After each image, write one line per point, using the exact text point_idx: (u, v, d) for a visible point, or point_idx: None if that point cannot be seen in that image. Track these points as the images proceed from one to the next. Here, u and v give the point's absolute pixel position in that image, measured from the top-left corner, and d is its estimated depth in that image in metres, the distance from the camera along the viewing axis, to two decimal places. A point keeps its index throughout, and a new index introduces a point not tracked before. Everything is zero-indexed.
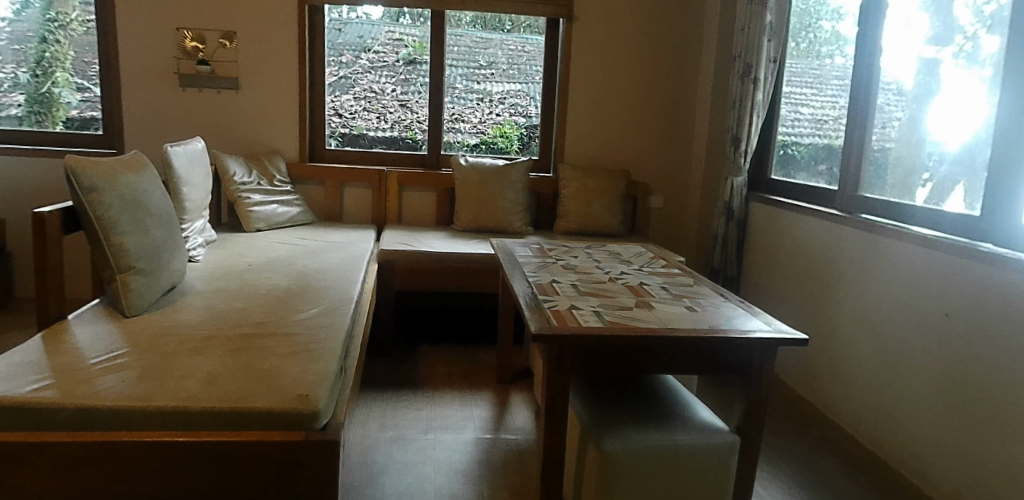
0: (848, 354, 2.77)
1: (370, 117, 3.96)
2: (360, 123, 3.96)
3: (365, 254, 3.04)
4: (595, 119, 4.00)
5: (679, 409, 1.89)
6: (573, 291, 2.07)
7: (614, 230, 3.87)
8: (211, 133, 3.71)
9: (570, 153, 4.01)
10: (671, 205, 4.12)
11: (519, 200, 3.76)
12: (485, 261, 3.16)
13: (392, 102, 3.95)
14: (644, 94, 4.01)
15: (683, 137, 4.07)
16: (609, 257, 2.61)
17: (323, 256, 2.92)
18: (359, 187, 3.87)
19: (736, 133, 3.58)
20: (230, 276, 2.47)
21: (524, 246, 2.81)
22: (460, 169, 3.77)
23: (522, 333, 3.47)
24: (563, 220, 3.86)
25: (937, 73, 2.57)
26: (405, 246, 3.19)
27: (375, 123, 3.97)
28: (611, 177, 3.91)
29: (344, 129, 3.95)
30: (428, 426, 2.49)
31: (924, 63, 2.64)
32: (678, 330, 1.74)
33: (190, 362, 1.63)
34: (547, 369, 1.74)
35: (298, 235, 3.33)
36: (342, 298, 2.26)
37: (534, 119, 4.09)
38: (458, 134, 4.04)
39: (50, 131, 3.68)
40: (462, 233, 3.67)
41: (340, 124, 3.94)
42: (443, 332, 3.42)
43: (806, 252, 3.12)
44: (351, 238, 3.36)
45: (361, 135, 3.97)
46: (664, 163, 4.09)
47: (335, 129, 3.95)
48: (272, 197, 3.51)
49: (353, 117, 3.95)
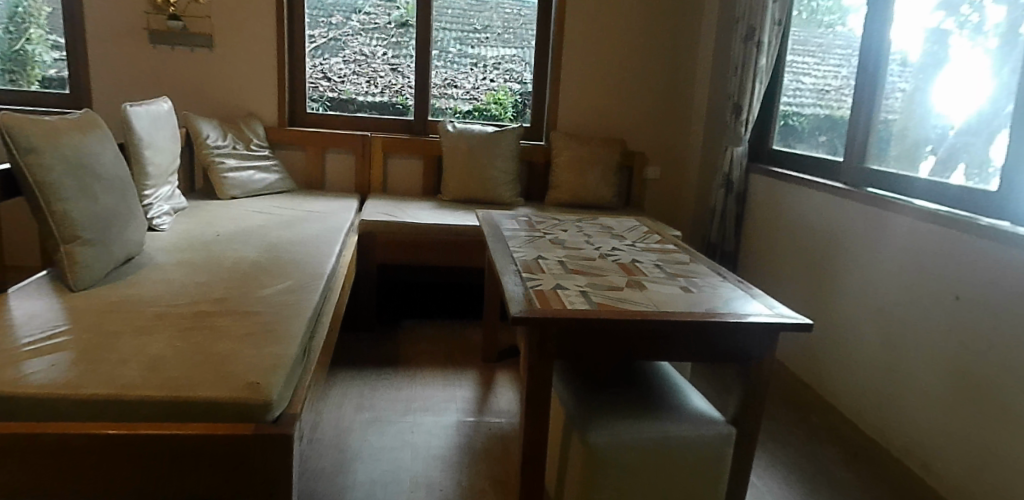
0: (851, 336, 2.64)
1: (360, 81, 3.76)
2: (349, 88, 3.76)
3: (345, 224, 2.88)
4: (589, 86, 3.81)
5: (671, 396, 1.76)
6: (560, 268, 1.91)
7: (608, 202, 3.71)
8: (188, 94, 3.52)
9: (563, 120, 3.82)
10: (668, 176, 3.96)
11: (509, 170, 3.59)
12: (472, 234, 3.00)
13: (384, 66, 3.75)
14: (641, 60, 3.82)
15: (682, 106, 3.89)
16: (600, 231, 2.45)
17: (299, 226, 2.75)
18: (341, 154, 3.69)
19: (737, 102, 3.40)
20: (196, 247, 2.31)
21: (511, 218, 2.65)
22: (448, 135, 3.59)
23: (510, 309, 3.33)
24: (555, 191, 3.70)
25: (943, 42, 2.41)
26: (388, 217, 3.02)
27: (365, 87, 3.77)
28: (606, 146, 3.73)
29: (332, 94, 3.76)
30: (407, 408, 2.36)
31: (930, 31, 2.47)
32: (671, 313, 1.60)
33: (135, 343, 1.48)
34: (528, 355, 1.59)
35: (275, 204, 3.16)
36: (315, 274, 2.10)
37: (528, 85, 3.89)
38: (450, 100, 3.84)
39: (26, 91, 3.47)
40: (449, 204, 3.51)
41: (328, 88, 3.75)
42: (427, 306, 3.28)
43: (809, 229, 2.96)
44: (331, 207, 3.19)
45: (349, 100, 3.78)
46: (661, 132, 3.92)
47: (322, 93, 3.75)
48: (247, 163, 3.32)
49: (342, 81, 3.75)
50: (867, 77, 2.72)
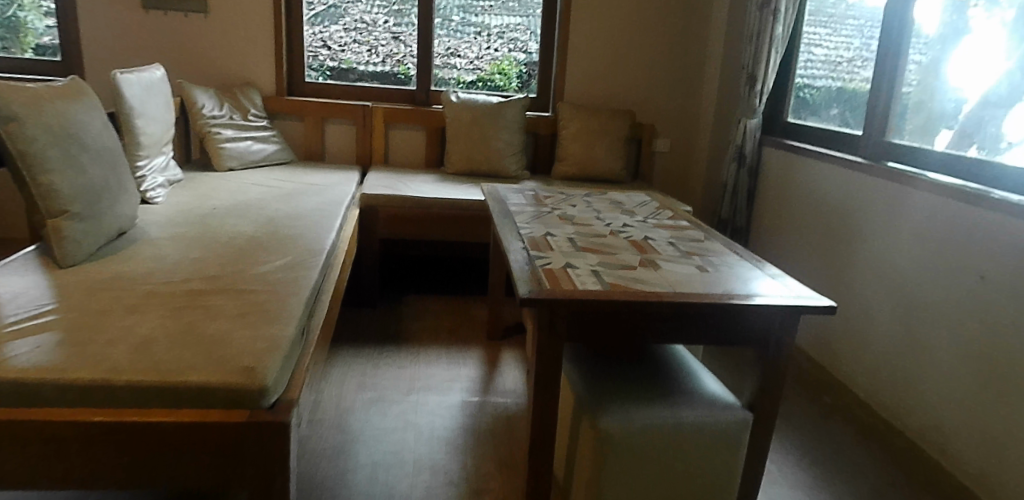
0: (867, 316, 2.56)
1: (360, 50, 3.64)
2: (350, 57, 3.64)
3: (345, 197, 2.79)
4: (597, 55, 3.68)
5: (685, 380, 1.69)
6: (570, 246, 1.83)
7: (616, 176, 3.61)
8: (184, 63, 3.40)
9: (570, 91, 3.71)
10: (678, 149, 3.85)
11: (514, 142, 3.48)
12: (477, 208, 2.91)
13: (385, 35, 3.63)
14: (651, 29, 3.69)
15: (693, 77, 3.77)
16: (610, 207, 2.36)
17: (298, 200, 2.67)
18: (341, 124, 3.58)
19: (751, 72, 3.28)
20: (191, 221, 2.22)
21: (517, 192, 2.56)
22: (451, 106, 3.48)
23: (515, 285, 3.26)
24: (562, 164, 3.60)
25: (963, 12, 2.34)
26: (390, 191, 2.93)
27: (366, 56, 3.65)
28: (614, 118, 3.62)
29: (333, 63, 3.65)
30: (410, 387, 2.29)
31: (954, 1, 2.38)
32: (687, 295, 1.51)
33: (125, 323, 1.40)
34: (537, 337, 1.51)
35: (273, 176, 3.06)
36: (314, 250, 2.02)
37: (534, 55, 3.76)
38: (453, 70, 3.73)
39: (18, 58, 3.37)
40: (453, 177, 3.41)
41: (329, 57, 3.64)
42: (431, 282, 3.20)
43: (825, 204, 2.87)
44: (331, 179, 3.10)
45: (350, 69, 3.66)
46: (672, 104, 3.80)
47: (323, 62, 3.64)
48: (244, 134, 3.22)
49: (343, 50, 3.63)
50: (889, 46, 2.61)
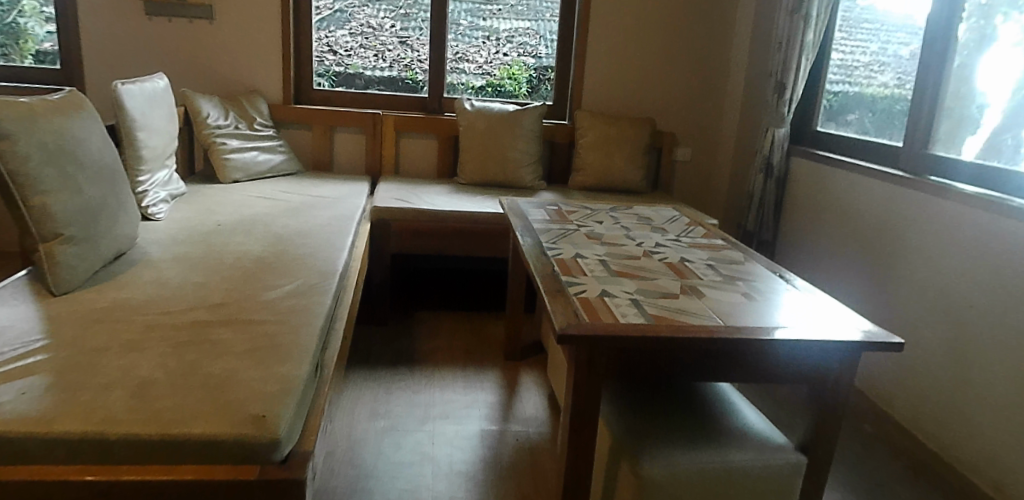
0: (910, 338, 2.42)
1: (367, 55, 3.51)
2: (356, 62, 3.52)
3: (357, 211, 2.66)
4: (616, 61, 3.55)
5: (731, 420, 1.55)
6: (604, 270, 1.69)
7: (636, 186, 3.48)
8: (187, 69, 3.28)
9: (587, 98, 3.57)
10: (700, 158, 3.72)
11: (530, 151, 3.35)
12: (494, 222, 2.78)
13: (391, 39, 3.50)
14: (672, 34, 3.56)
15: (715, 83, 3.64)
16: (638, 224, 2.22)
17: (308, 214, 2.54)
18: (351, 132, 3.45)
19: (780, 80, 3.18)
20: (196, 239, 2.10)
21: (539, 207, 2.42)
22: (465, 114, 3.35)
23: (533, 300, 3.12)
24: (580, 174, 3.47)
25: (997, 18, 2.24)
26: (402, 203, 2.80)
27: (372, 61, 3.52)
28: (633, 126, 3.49)
29: (339, 68, 3.52)
30: (426, 415, 2.16)
31: (984, 4, 2.30)
32: (740, 329, 1.37)
33: (121, 361, 1.27)
34: (574, 376, 1.37)
35: (280, 188, 2.94)
36: (325, 272, 1.89)
37: (544, 60, 3.62)
38: (462, 75, 3.59)
39: (18, 65, 3.26)
40: (466, 187, 3.28)
41: (335, 62, 3.51)
42: (444, 296, 3.07)
43: (863, 218, 2.74)
44: (341, 191, 2.97)
45: (357, 75, 3.54)
46: (692, 112, 3.67)
47: (329, 67, 3.51)
48: (251, 143, 3.10)
49: (349, 54, 3.50)
50: (931, 52, 2.48)
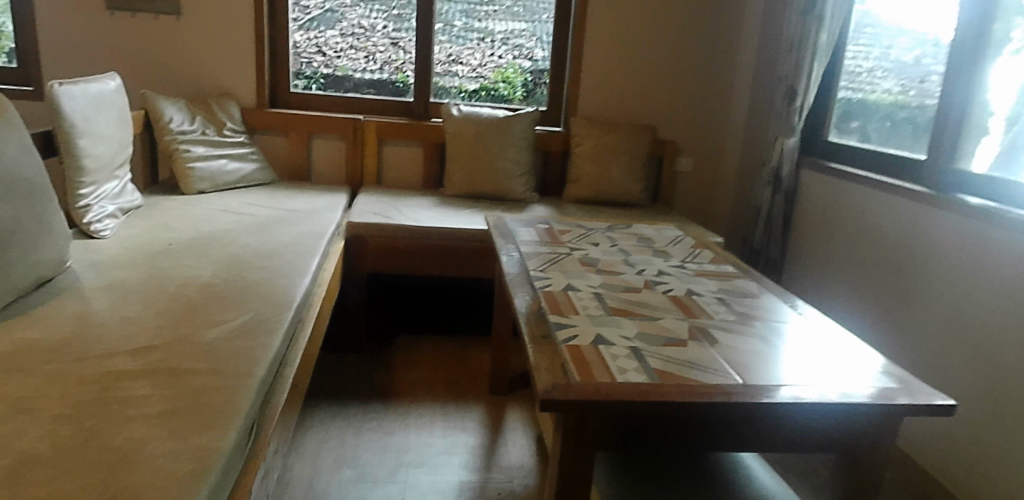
0: (938, 375, 2.18)
1: (357, 56, 3.28)
2: (345, 63, 3.27)
3: (330, 226, 2.42)
4: (615, 65, 3.32)
5: (746, 494, 1.31)
6: (599, 309, 1.45)
7: (635, 199, 3.25)
8: (154, 70, 3.03)
9: (584, 104, 3.34)
10: (703, 169, 3.49)
11: (522, 161, 3.12)
12: (480, 239, 2.55)
13: (383, 41, 3.26)
14: (675, 36, 3.33)
15: (720, 90, 3.41)
16: (639, 247, 1.98)
17: (276, 230, 2.30)
18: (329, 140, 3.20)
19: (791, 85, 2.95)
20: (139, 262, 1.85)
21: (528, 225, 2.19)
22: (452, 120, 3.10)
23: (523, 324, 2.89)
24: (574, 185, 3.24)
25: None
26: (380, 218, 2.56)
27: (362, 63, 3.29)
28: (632, 134, 3.26)
29: (327, 70, 3.28)
30: (398, 463, 1.91)
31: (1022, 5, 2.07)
32: (759, 390, 1.13)
33: (4, 430, 1.03)
34: (561, 446, 1.14)
35: (248, 200, 2.69)
36: (280, 304, 1.64)
37: (541, 63, 3.39)
38: (454, 78, 3.35)
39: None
40: (453, 200, 3.04)
41: (323, 64, 3.27)
42: (426, 319, 2.83)
43: (883, 238, 2.51)
44: (316, 204, 2.72)
45: (346, 77, 3.29)
46: (696, 120, 3.44)
47: (317, 69, 3.28)
48: (218, 151, 2.85)
49: (338, 55, 3.27)
50: (963, 58, 2.24)
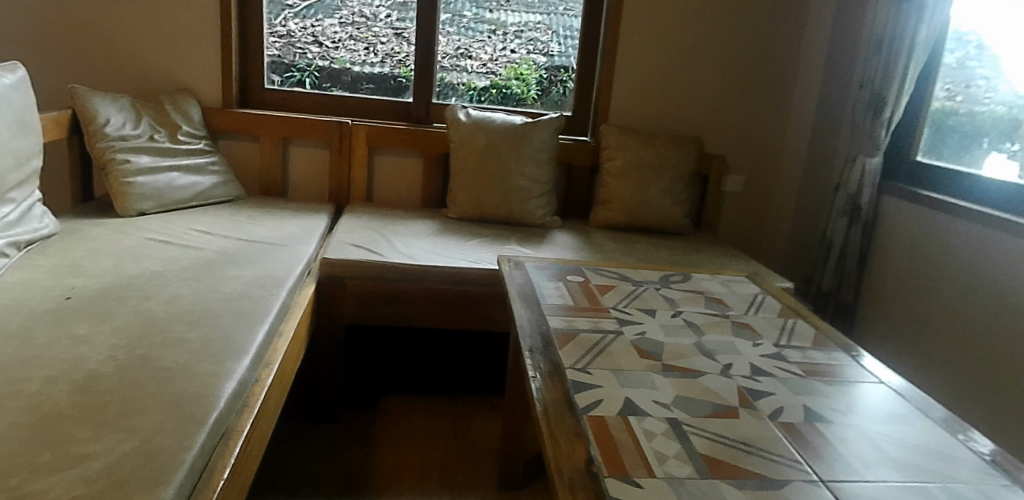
0: None
1: (357, 47, 2.72)
2: (344, 55, 2.72)
3: (296, 265, 1.87)
4: (655, 63, 2.76)
5: None
6: (683, 463, 0.89)
7: (677, 226, 2.69)
8: (97, 58, 2.47)
9: (617, 109, 2.78)
10: (756, 190, 2.94)
11: (541, 179, 2.56)
12: (489, 282, 1.99)
13: (385, 31, 2.72)
14: (728, 31, 2.77)
15: (779, 97, 2.86)
16: (709, 321, 1.43)
17: (224, 271, 1.75)
18: (308, 146, 2.65)
19: (877, 93, 2.40)
20: (8, 330, 1.31)
21: (556, 277, 1.63)
22: (457, 125, 2.54)
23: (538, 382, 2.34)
24: (603, 208, 2.68)
25: None
26: (360, 252, 2.01)
27: (363, 55, 2.73)
28: (674, 148, 2.70)
29: (323, 62, 2.72)
30: None
31: None
32: None
33: None
34: None
35: (199, 224, 2.14)
36: (188, 418, 1.09)
37: (561, 60, 2.82)
38: (462, 74, 2.79)
39: None
40: (457, 224, 2.50)
41: (318, 55, 2.71)
42: (419, 375, 2.29)
43: (1013, 298, 1.95)
44: (286, 232, 2.18)
45: (343, 71, 2.74)
46: (750, 132, 2.89)
47: (311, 60, 2.72)
48: (167, 161, 2.29)
49: (336, 46, 2.71)
50: None
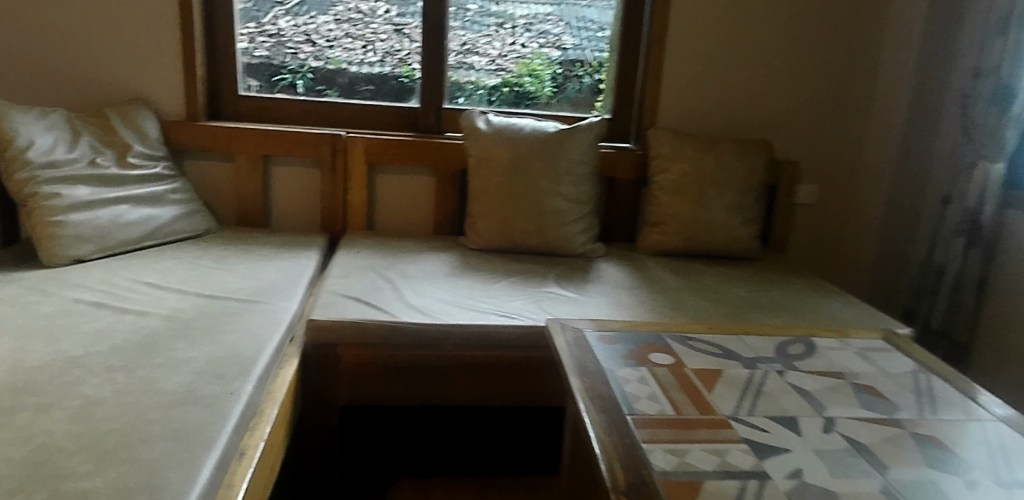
0: None
1: (353, 45, 2.25)
2: (339, 55, 2.25)
3: (272, 333, 1.40)
4: (712, 52, 2.27)
5: None
6: None
7: (745, 250, 2.20)
8: (27, 63, 2.00)
9: (666, 110, 2.30)
10: (831, 202, 2.46)
11: (580, 198, 2.08)
12: (521, 345, 1.53)
13: (384, 27, 2.25)
14: (796, 11, 2.28)
15: (858, 89, 2.37)
16: (884, 440, 0.94)
17: (168, 352, 1.28)
18: (294, 164, 2.17)
19: (1005, 83, 1.88)
20: None
21: (635, 354, 1.15)
22: (475, 136, 2.07)
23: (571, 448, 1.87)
24: (656, 230, 2.20)
25: None
26: (357, 309, 1.53)
27: (360, 54, 2.25)
28: (739, 155, 2.20)
29: (317, 62, 2.25)
30: None
31: None
32: None
33: None
34: None
35: (151, 272, 1.67)
36: None
37: (582, 54, 2.34)
38: (469, 73, 2.31)
39: None
40: (479, 258, 2.01)
41: (311, 55, 2.24)
42: (430, 451, 1.82)
43: None
44: (263, 278, 1.70)
45: (339, 72, 2.26)
46: (824, 133, 2.40)
47: (304, 61, 2.24)
48: (114, 191, 1.82)
49: (332, 45, 2.24)
50: None
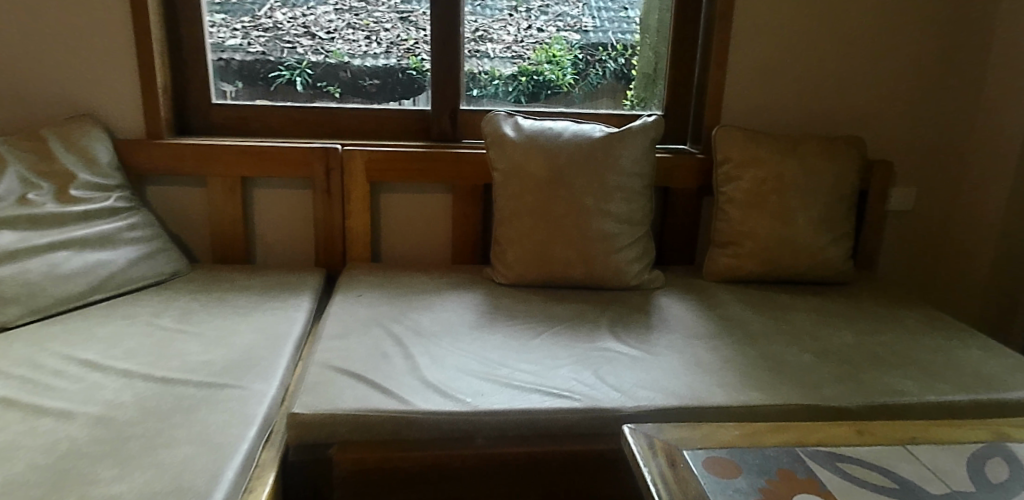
0: None
1: (357, 36, 1.84)
2: (340, 48, 1.85)
3: (240, 441, 1.01)
4: (785, 30, 1.84)
5: None
6: None
7: (835, 273, 1.78)
8: None
9: (731, 103, 1.88)
10: (930, 206, 2.03)
11: (634, 218, 1.67)
12: (576, 434, 1.14)
13: (388, 15, 1.84)
14: None
15: (964, 69, 1.93)
16: None
17: (84, 490, 0.89)
18: (280, 184, 1.79)
19: None
20: None
21: None
22: (501, 146, 1.65)
23: None
24: (725, 252, 1.78)
25: None
26: (353, 394, 1.14)
27: (363, 46, 1.85)
28: (826, 157, 1.77)
29: (316, 57, 1.85)
30: None
31: None
32: None
33: None
34: None
35: (90, 342, 1.29)
36: None
37: (620, 38, 1.92)
38: (482, 62, 1.89)
39: None
40: (510, 297, 1.62)
41: (310, 49, 1.84)
42: None
43: None
44: (236, 342, 1.31)
45: (343, 67, 1.86)
46: (920, 124, 1.97)
47: (302, 56, 1.84)
48: (49, 234, 1.43)
49: (332, 37, 1.84)
50: None
